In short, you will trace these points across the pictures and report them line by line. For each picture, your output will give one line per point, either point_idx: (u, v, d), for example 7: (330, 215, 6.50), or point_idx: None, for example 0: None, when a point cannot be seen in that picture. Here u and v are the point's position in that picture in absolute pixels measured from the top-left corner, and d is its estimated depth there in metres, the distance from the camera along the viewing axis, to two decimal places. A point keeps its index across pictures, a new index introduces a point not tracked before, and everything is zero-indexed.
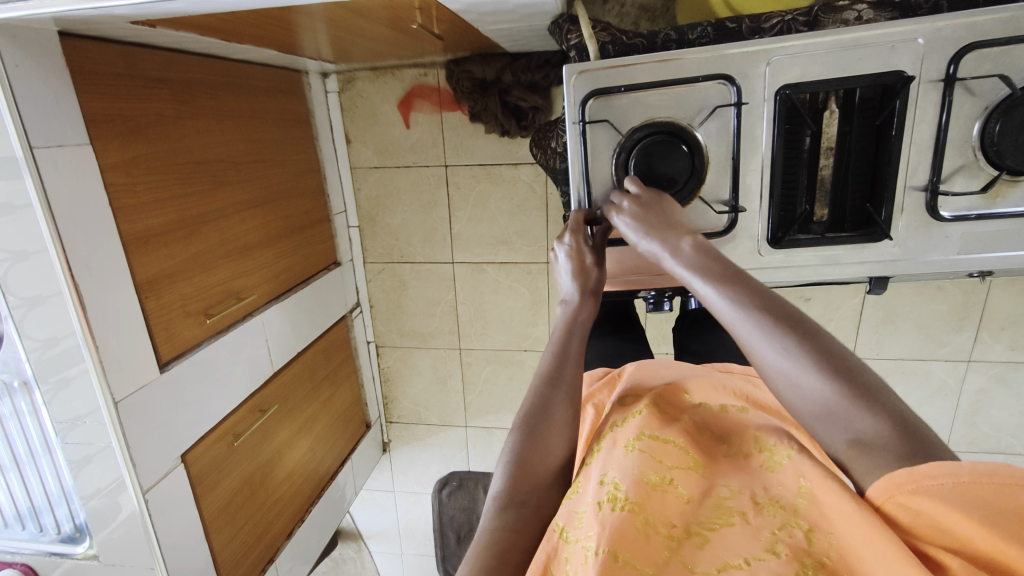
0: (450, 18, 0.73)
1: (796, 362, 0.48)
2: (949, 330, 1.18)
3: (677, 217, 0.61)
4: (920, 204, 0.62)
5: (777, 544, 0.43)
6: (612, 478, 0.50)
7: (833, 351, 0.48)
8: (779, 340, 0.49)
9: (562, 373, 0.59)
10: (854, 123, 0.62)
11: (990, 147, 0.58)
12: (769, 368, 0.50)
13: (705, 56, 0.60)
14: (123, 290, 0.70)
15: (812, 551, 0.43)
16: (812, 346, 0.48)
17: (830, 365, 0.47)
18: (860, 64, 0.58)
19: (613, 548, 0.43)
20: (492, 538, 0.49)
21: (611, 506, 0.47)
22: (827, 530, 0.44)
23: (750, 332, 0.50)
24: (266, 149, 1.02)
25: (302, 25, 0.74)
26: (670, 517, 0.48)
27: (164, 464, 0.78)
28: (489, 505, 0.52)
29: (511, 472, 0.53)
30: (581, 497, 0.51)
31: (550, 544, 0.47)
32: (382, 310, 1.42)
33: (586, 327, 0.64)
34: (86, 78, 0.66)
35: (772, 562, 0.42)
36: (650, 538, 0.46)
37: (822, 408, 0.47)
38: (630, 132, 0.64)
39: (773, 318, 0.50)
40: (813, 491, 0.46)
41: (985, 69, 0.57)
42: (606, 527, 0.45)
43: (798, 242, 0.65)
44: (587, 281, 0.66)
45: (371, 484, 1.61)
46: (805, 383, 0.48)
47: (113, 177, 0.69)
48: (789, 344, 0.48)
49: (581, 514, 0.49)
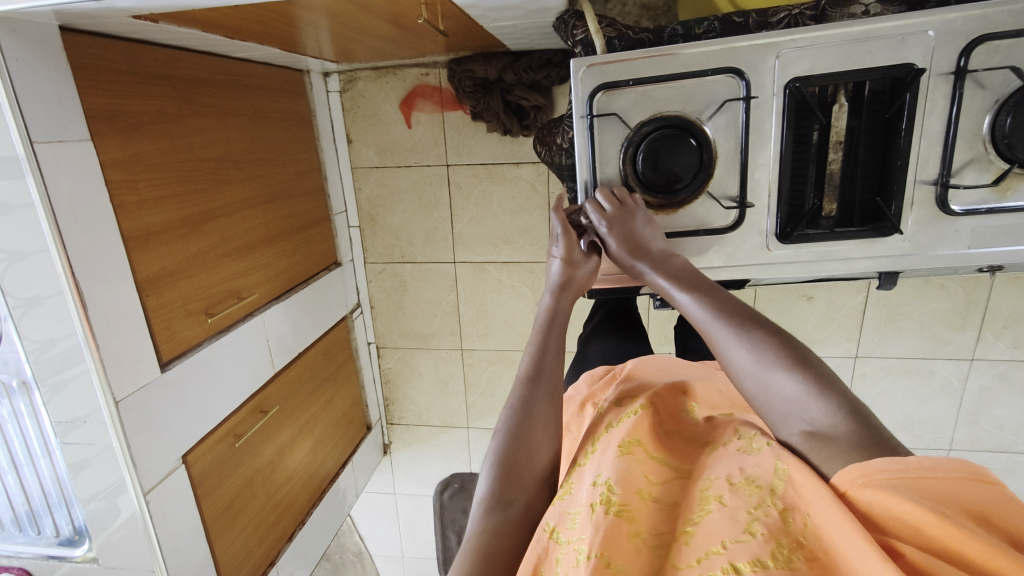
0: (456, 14, 0.72)
1: (760, 353, 0.53)
2: (952, 329, 1.18)
3: (653, 236, 0.63)
4: (931, 198, 0.61)
5: (753, 525, 0.43)
6: (604, 479, 0.49)
7: (795, 349, 0.53)
8: (745, 336, 0.54)
9: (543, 372, 0.59)
10: (864, 117, 0.61)
11: (1001, 139, 0.57)
12: (735, 362, 0.54)
13: (713, 49, 0.60)
14: (124, 287, 0.70)
15: (788, 531, 0.43)
16: (778, 341, 0.53)
17: (793, 359, 0.52)
18: (870, 58, 0.58)
19: (605, 555, 0.43)
20: (481, 540, 0.48)
21: (604, 510, 0.46)
22: (803, 511, 0.43)
23: (722, 335, 0.55)
24: (267, 148, 1.01)
25: (303, 19, 0.73)
26: (656, 525, 0.47)
27: (165, 465, 0.77)
28: (476, 509, 0.51)
29: (498, 473, 0.53)
30: (574, 498, 0.50)
31: (541, 545, 0.47)
32: (383, 310, 1.41)
33: (567, 319, 0.64)
34: (87, 74, 0.65)
35: (750, 544, 0.42)
36: (639, 550, 0.45)
37: (787, 400, 0.51)
38: (638, 126, 0.64)
39: (739, 318, 0.55)
40: (790, 473, 0.46)
41: (996, 62, 0.56)
42: (599, 531, 0.44)
43: (807, 238, 0.64)
44: (564, 276, 0.66)
45: (372, 487, 1.59)
46: (769, 373, 0.52)
47: (114, 173, 0.68)
48: (755, 340, 0.53)
49: (574, 515, 0.48)
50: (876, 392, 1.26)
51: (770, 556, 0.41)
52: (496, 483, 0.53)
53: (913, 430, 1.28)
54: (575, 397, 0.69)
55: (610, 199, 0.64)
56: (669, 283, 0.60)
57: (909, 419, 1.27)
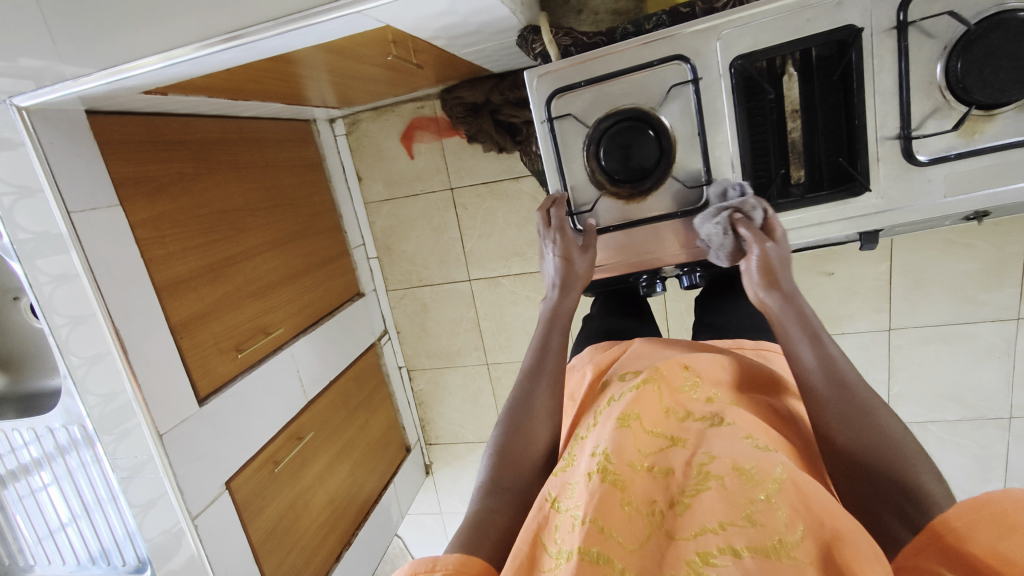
0: (427, 48, 0.78)
1: (873, 444, 0.50)
2: (988, 290, 1.12)
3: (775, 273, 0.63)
4: (896, 152, 0.60)
5: (752, 513, 0.45)
6: (602, 449, 0.52)
7: (907, 459, 0.48)
8: (863, 423, 0.51)
9: (545, 366, 0.62)
10: (815, 84, 0.62)
11: (956, 84, 0.56)
12: (845, 437, 0.51)
13: (657, 41, 0.63)
14: (160, 332, 0.78)
15: (790, 526, 0.44)
16: (893, 444, 0.49)
17: (904, 464, 0.48)
18: (810, 26, 0.58)
19: (598, 519, 0.47)
20: (477, 517, 0.52)
21: (600, 477, 0.49)
22: (803, 508, 0.44)
23: (837, 401, 0.52)
24: (280, 194, 1.10)
25: (295, 74, 0.81)
26: (651, 493, 0.50)
27: (210, 492, 0.83)
28: (476, 491, 0.56)
29: (497, 462, 0.57)
30: (574, 469, 0.53)
31: (542, 514, 0.50)
32: (409, 334, 1.48)
33: (569, 318, 0.66)
34: (112, 147, 0.74)
35: (748, 530, 0.44)
36: (632, 517, 0.48)
37: (879, 483, 0.48)
38: (597, 123, 0.67)
39: (862, 402, 0.52)
40: (788, 481, 0.46)
41: (938, 9, 0.55)
42: (593, 498, 0.48)
43: (777, 207, 0.65)
44: (564, 275, 0.67)
45: (419, 508, 1.63)
46: (875, 462, 0.49)
47: (142, 232, 0.77)
48: (872, 433, 0.50)
49: (572, 485, 0.52)
50: (915, 364, 1.21)
51: (767, 545, 0.43)
52: (494, 471, 0.57)
53: (964, 400, 1.21)
54: (578, 369, 0.72)
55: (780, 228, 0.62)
56: (794, 327, 0.57)
57: (958, 388, 1.20)
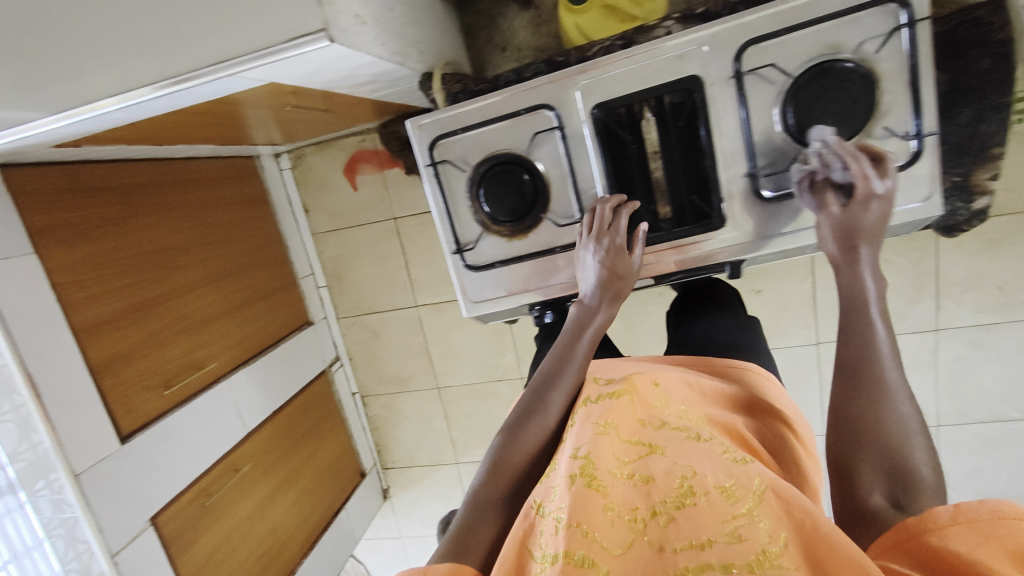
0: (334, 96, 0.82)
1: (887, 421, 0.50)
2: (907, 303, 1.16)
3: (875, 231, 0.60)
4: (746, 190, 0.71)
5: (737, 529, 0.46)
6: (583, 453, 0.55)
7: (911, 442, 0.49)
8: (874, 405, 0.51)
9: (559, 377, 0.64)
10: (668, 127, 0.70)
11: (791, 125, 0.66)
12: (856, 415, 0.52)
13: (527, 92, 0.72)
14: (79, 373, 0.80)
15: (775, 542, 0.45)
16: (900, 426, 0.50)
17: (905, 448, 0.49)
18: (657, 76, 0.68)
19: (582, 524, 0.49)
20: (467, 519, 0.55)
21: (582, 481, 0.52)
22: (790, 524, 0.45)
23: (859, 384, 0.53)
24: (218, 230, 1.13)
25: (214, 121, 0.85)
26: (632, 500, 0.53)
27: (133, 528, 0.85)
28: (467, 494, 0.58)
29: (488, 470, 0.58)
30: (555, 473, 0.56)
31: (528, 520, 0.53)
32: (361, 360, 1.51)
33: (603, 325, 0.67)
34: (27, 198, 0.77)
35: (733, 545, 0.45)
36: (614, 523, 0.51)
37: (882, 464, 0.49)
38: (476, 167, 0.76)
39: (878, 386, 0.52)
40: (768, 495, 0.48)
41: (767, 60, 0.65)
42: (575, 501, 0.50)
43: (649, 240, 0.74)
44: (608, 286, 0.67)
45: (378, 533, 1.63)
46: (886, 443, 0.49)
47: (59, 277, 0.80)
48: (878, 414, 0.51)
49: (554, 488, 0.54)
50: None
51: (749, 559, 0.44)
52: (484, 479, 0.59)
53: None
54: None
55: (879, 180, 0.60)
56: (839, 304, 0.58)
57: None
